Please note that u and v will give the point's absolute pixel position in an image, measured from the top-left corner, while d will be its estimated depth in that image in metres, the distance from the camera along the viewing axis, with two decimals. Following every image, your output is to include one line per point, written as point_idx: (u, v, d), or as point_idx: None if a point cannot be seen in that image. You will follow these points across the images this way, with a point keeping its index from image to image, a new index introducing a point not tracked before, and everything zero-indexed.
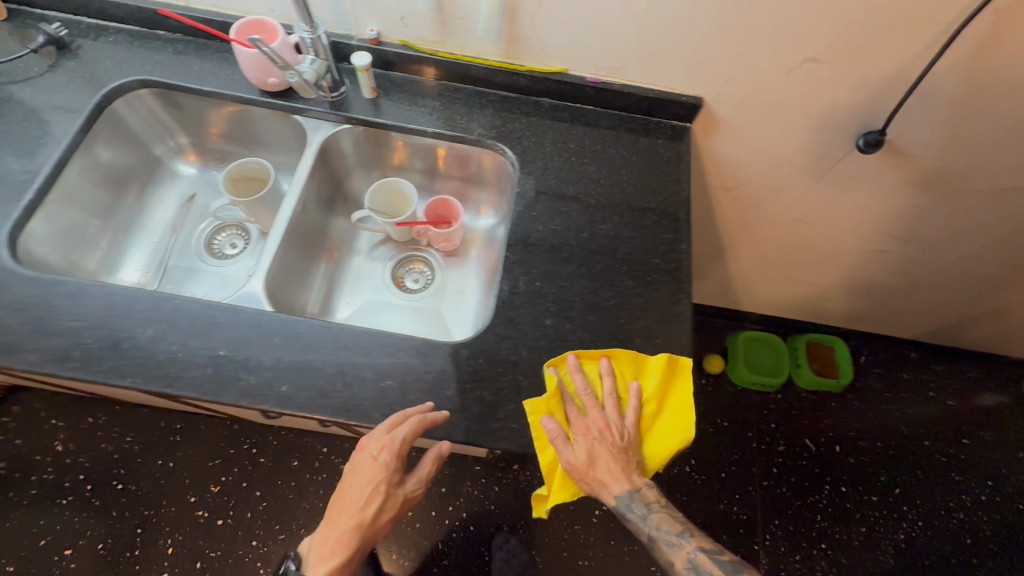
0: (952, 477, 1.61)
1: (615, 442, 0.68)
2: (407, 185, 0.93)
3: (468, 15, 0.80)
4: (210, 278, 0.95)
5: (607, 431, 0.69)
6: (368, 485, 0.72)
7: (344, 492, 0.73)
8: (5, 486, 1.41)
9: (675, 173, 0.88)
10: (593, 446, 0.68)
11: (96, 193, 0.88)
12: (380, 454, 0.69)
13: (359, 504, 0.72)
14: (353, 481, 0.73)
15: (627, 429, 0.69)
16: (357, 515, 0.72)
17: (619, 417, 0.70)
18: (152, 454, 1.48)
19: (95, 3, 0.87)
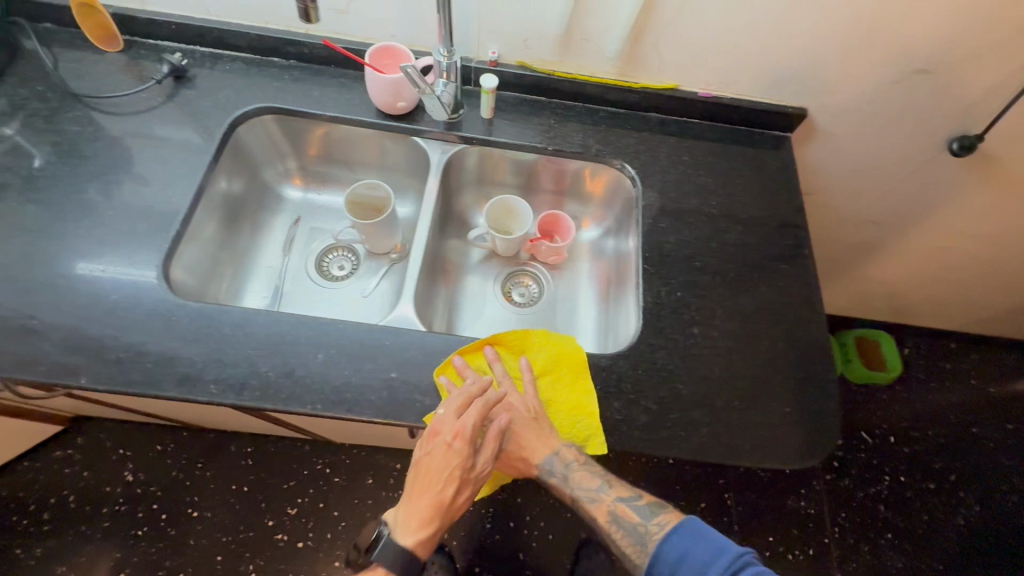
0: (1003, 462, 1.67)
1: (449, 445, 0.68)
2: (520, 203, 0.96)
3: (596, 36, 0.82)
4: (327, 300, 0.95)
5: (454, 438, 0.68)
6: (445, 467, 0.69)
7: (420, 476, 0.71)
8: (75, 520, 1.37)
9: (785, 182, 0.92)
10: (429, 449, 0.69)
11: (219, 220, 0.89)
12: (456, 440, 0.68)
13: (437, 488, 0.69)
14: (428, 466, 0.70)
15: (467, 430, 0.68)
16: (436, 501, 0.69)
17: (460, 423, 0.68)
18: (224, 479, 1.45)
19: (214, 33, 0.88)
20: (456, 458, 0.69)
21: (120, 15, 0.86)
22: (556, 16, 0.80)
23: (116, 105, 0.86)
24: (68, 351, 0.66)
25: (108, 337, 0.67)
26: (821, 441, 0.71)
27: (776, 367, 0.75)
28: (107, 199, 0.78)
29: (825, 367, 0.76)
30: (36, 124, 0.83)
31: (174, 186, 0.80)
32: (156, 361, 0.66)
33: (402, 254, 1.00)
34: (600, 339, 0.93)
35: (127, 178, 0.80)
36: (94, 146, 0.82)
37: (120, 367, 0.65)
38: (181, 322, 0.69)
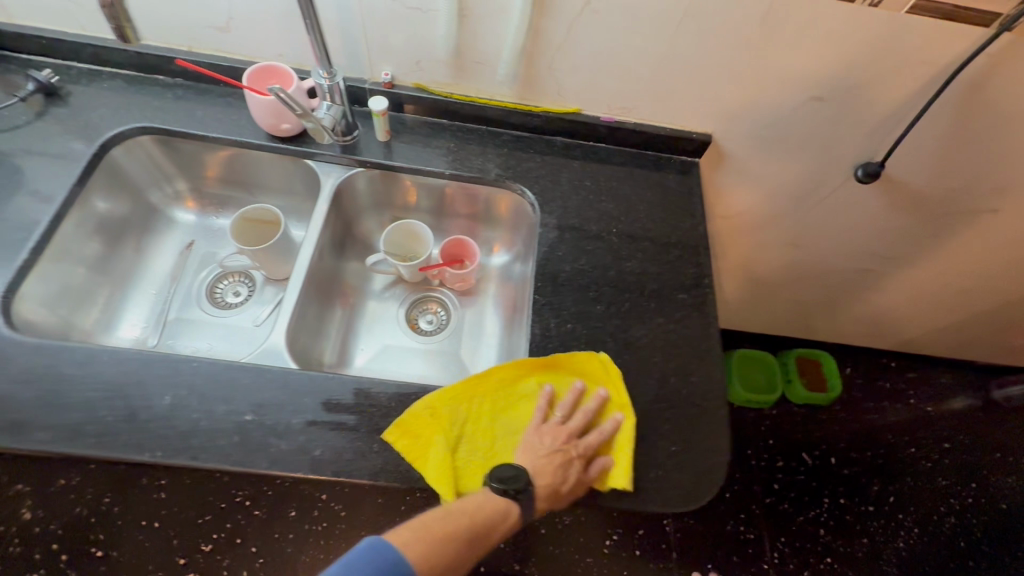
0: (942, 482, 1.67)
1: (566, 455, 0.65)
2: (420, 227, 0.92)
3: (487, 59, 0.80)
4: (215, 330, 0.89)
5: (564, 441, 0.66)
6: (570, 466, 0.64)
7: (531, 461, 0.64)
8: None
9: (691, 208, 0.90)
10: (546, 453, 0.65)
11: (92, 246, 0.83)
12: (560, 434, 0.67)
13: (557, 483, 0.63)
14: (561, 455, 0.65)
15: (586, 444, 0.66)
16: (557, 492, 0.63)
17: (568, 425, 0.68)
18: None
19: (89, 49, 0.83)
20: (580, 459, 0.65)
21: None
22: (443, 38, 0.77)
23: None
24: None
25: None
26: (708, 482, 0.68)
27: (666, 402, 0.73)
28: None
29: (717, 402, 0.73)
30: None
31: (31, 212, 0.75)
32: None
33: None
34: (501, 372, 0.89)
35: None
36: None
37: None
38: (14, 362, 0.63)
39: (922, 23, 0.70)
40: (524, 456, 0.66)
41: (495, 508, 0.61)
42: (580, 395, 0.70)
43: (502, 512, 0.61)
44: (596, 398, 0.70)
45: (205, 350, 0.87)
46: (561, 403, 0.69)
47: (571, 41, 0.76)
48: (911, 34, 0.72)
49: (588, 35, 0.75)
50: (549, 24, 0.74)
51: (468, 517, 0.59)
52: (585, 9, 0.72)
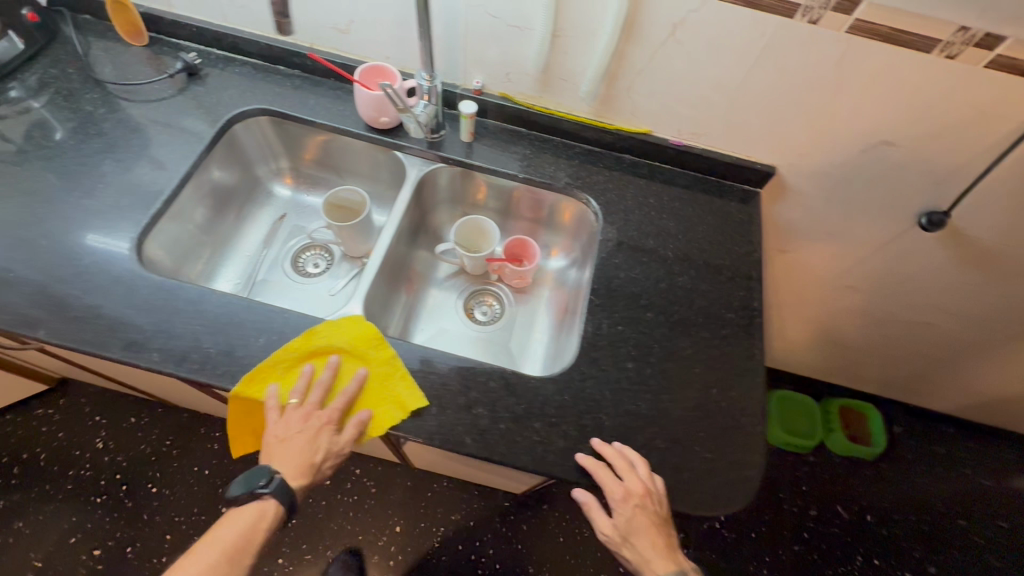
0: (989, 561, 1.57)
1: (311, 429, 0.70)
2: (489, 224, 1.00)
3: (571, 77, 0.87)
4: (296, 294, 1.00)
5: (308, 418, 0.70)
6: (314, 442, 0.69)
7: (281, 449, 0.69)
8: (41, 478, 1.42)
9: (747, 234, 0.94)
10: (290, 428, 0.70)
11: (205, 207, 0.95)
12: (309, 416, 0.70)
13: (310, 460, 0.69)
14: (301, 431, 0.69)
15: (329, 412, 0.71)
16: (314, 466, 0.70)
17: (319, 402, 0.71)
18: (188, 460, 1.49)
19: (228, 38, 0.96)
20: (325, 429, 0.70)
21: (148, 14, 0.95)
22: (534, 55, 0.85)
23: (130, 92, 0.94)
24: (33, 305, 0.71)
25: (71, 297, 0.72)
26: (736, 492, 0.70)
27: (704, 412, 0.76)
28: (100, 175, 0.85)
29: (753, 420, 0.76)
30: (57, 101, 0.91)
31: (164, 170, 0.87)
32: (109, 325, 0.71)
33: None
34: (548, 365, 0.94)
35: (125, 158, 0.87)
36: (101, 127, 0.90)
37: (75, 325, 0.70)
38: (140, 293, 0.74)
39: (1000, 80, 0.72)
40: (274, 444, 0.69)
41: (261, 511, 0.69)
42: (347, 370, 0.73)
43: (257, 512, 0.69)
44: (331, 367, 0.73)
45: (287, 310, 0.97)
46: (305, 384, 0.72)
47: (651, 67, 0.83)
48: (988, 89, 0.74)
49: (668, 63, 0.81)
50: (633, 50, 0.81)
51: (242, 528, 0.68)
52: (669, 39, 0.78)
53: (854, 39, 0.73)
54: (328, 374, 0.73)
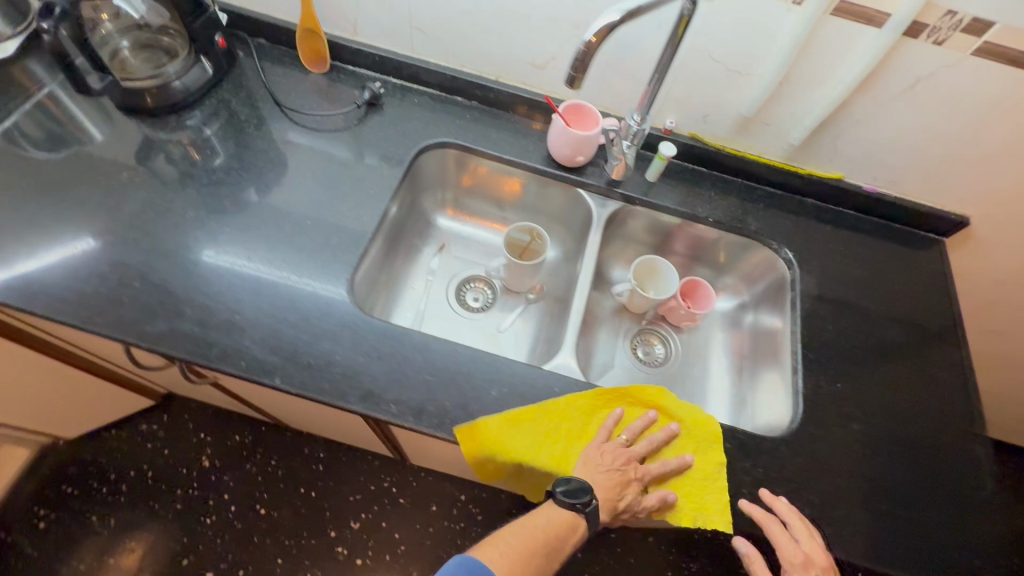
0: None
1: (625, 475, 0.69)
2: (665, 266, 0.98)
3: (779, 123, 0.85)
4: (465, 331, 0.97)
5: (628, 462, 0.71)
6: (625, 489, 0.69)
7: (598, 475, 0.69)
8: (149, 497, 1.40)
9: (939, 286, 0.92)
10: (612, 463, 0.70)
11: (387, 241, 0.94)
12: (632, 471, 0.70)
13: (614, 500, 0.69)
14: (621, 475, 0.69)
15: (646, 469, 0.71)
16: (613, 509, 0.70)
17: (641, 451, 0.72)
18: (294, 481, 1.47)
19: (411, 69, 0.94)
20: (636, 482, 0.70)
21: (333, 42, 0.93)
22: (748, 101, 0.83)
23: (313, 121, 0.92)
24: (265, 351, 0.69)
25: (301, 343, 0.70)
26: (984, 566, 0.69)
27: (936, 479, 0.74)
28: (299, 211, 0.83)
29: (983, 487, 0.74)
30: (244, 130, 0.90)
31: (361, 206, 0.85)
32: (343, 373, 0.69)
33: (538, 296, 1.03)
34: (731, 415, 0.92)
35: (321, 193, 0.85)
36: (291, 159, 0.88)
37: (310, 374, 0.69)
38: (366, 339, 0.72)
39: None
40: (591, 464, 0.70)
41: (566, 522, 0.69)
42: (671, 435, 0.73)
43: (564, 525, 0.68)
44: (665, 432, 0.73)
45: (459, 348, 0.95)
46: (633, 426, 0.73)
47: (873, 117, 0.81)
48: None
49: (894, 115, 0.79)
50: (860, 101, 0.79)
51: (552, 527, 0.68)
52: (905, 92, 0.76)
53: None
54: (659, 439, 0.73)
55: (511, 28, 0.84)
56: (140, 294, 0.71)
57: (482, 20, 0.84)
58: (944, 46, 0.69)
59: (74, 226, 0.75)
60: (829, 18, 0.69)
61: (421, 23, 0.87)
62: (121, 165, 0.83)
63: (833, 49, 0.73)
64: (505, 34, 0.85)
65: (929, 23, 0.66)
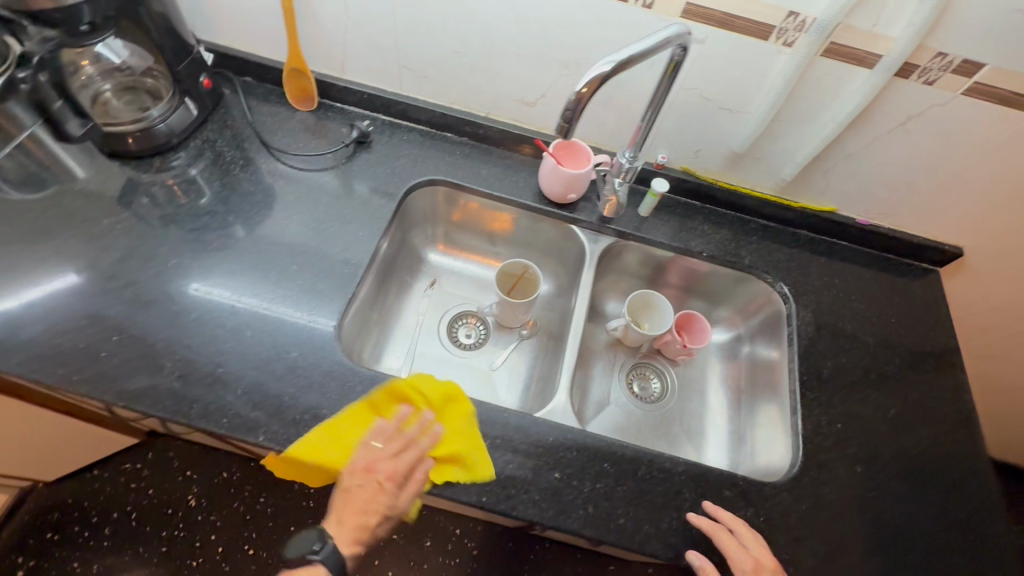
0: None
1: (375, 485, 0.65)
2: (659, 299, 0.97)
3: (771, 158, 0.85)
4: (456, 371, 0.95)
5: (377, 466, 0.66)
6: (375, 504, 0.64)
7: (347, 506, 0.64)
8: (133, 541, 1.35)
9: (937, 318, 0.91)
10: (359, 480, 0.65)
11: (375, 281, 0.92)
12: (387, 477, 0.65)
13: (373, 521, 0.64)
14: (362, 489, 0.65)
15: (397, 468, 0.66)
16: (369, 531, 0.64)
17: (387, 450, 0.67)
18: (284, 520, 1.42)
19: (400, 106, 0.93)
20: (389, 489, 0.65)
21: (320, 81, 0.92)
22: (739, 137, 0.82)
23: (301, 160, 0.91)
24: (250, 406, 0.67)
25: (286, 397, 0.68)
26: None
27: (945, 523, 0.72)
28: (285, 255, 0.80)
29: (995, 530, 0.72)
30: (230, 171, 0.88)
31: (349, 247, 0.83)
32: (331, 428, 0.67)
33: (532, 331, 1.01)
34: (728, 455, 0.90)
35: (307, 235, 0.83)
36: (277, 200, 0.86)
37: (296, 429, 0.66)
38: (354, 390, 0.70)
39: None
40: (344, 495, 0.65)
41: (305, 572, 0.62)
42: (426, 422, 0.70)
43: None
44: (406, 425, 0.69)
45: None
46: (384, 426, 0.68)
47: (864, 153, 0.80)
48: None
49: (886, 150, 0.79)
50: (851, 138, 0.78)
51: None
52: (897, 129, 0.75)
53: None
54: (426, 437, 0.68)
55: (499, 66, 0.83)
56: (119, 348, 0.69)
57: (471, 59, 0.83)
58: (935, 86, 0.68)
59: (54, 276, 0.73)
60: (819, 59, 0.69)
61: (409, 62, 0.86)
62: (101, 211, 0.80)
63: (824, 88, 0.72)
64: (494, 72, 0.84)
65: (920, 64, 0.66)
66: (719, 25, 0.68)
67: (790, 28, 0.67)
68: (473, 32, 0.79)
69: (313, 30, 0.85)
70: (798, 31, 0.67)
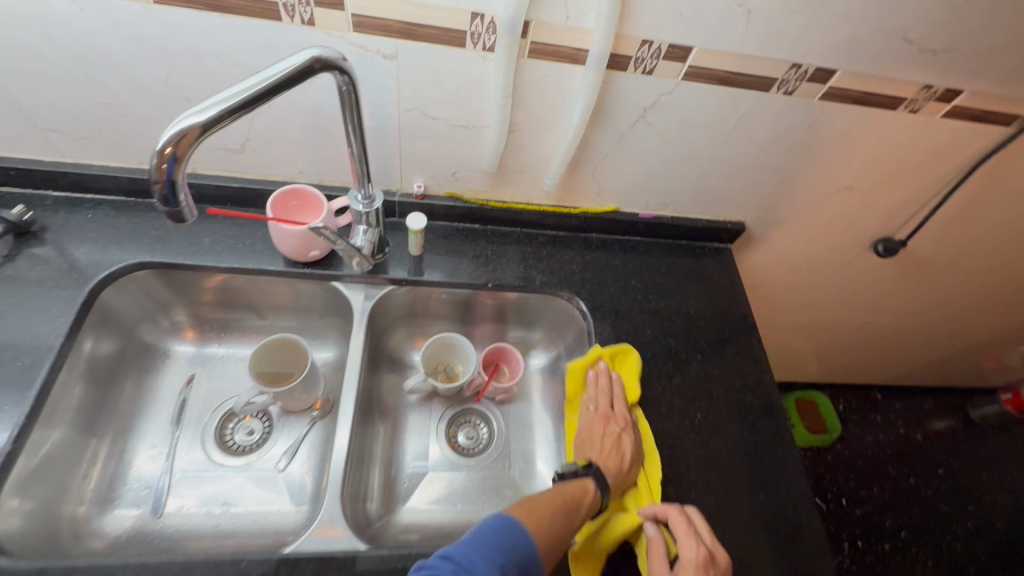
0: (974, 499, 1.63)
1: (617, 431, 0.70)
2: (458, 339, 0.87)
3: (531, 169, 0.76)
4: (230, 488, 0.76)
5: (607, 421, 0.72)
6: (623, 444, 0.69)
7: (589, 448, 0.70)
8: None
9: (735, 297, 0.89)
10: (598, 430, 0.72)
11: (79, 407, 0.70)
12: (620, 425, 0.71)
13: (617, 463, 0.68)
14: (613, 427, 0.71)
15: (625, 416, 0.72)
16: (614, 472, 0.67)
17: (613, 410, 0.73)
18: None
19: (68, 177, 0.72)
20: (626, 431, 0.71)
21: None
22: (486, 152, 0.72)
23: None
24: None
25: None
26: None
27: (762, 523, 0.69)
28: None
29: (811, 517, 0.70)
30: None
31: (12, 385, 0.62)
32: None
33: (325, 411, 0.84)
34: None
35: None
36: None
37: None
38: None
39: (950, 127, 0.74)
40: (586, 439, 0.71)
41: (583, 486, 0.64)
42: (599, 376, 0.76)
43: (580, 491, 0.63)
44: (604, 372, 0.76)
45: (219, 514, 0.74)
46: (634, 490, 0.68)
47: (619, 149, 0.74)
48: (938, 135, 0.76)
49: (637, 145, 0.74)
50: (599, 137, 0.72)
51: None
52: (639, 123, 0.70)
53: (827, 105, 0.69)
54: (614, 382, 0.76)
55: (172, 113, 0.65)
56: None
57: (130, 109, 0.64)
58: (654, 75, 0.63)
59: None
60: (529, 61, 0.60)
61: (53, 124, 0.66)
62: None
63: (550, 92, 0.64)
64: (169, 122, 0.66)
65: (630, 55, 0.60)
66: (404, 36, 0.57)
67: (482, 31, 0.57)
68: (112, 76, 0.60)
69: None
70: (492, 33, 0.57)
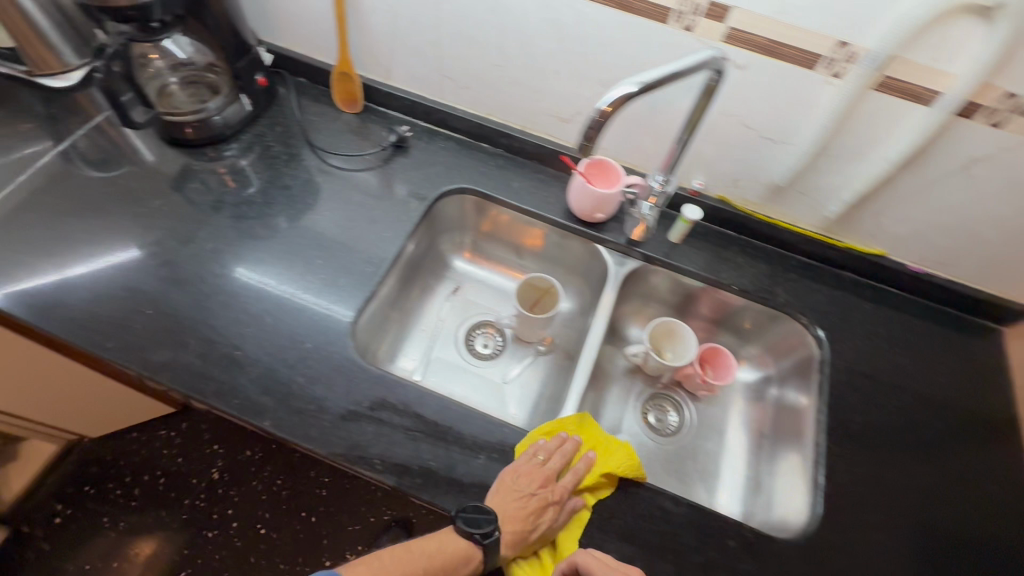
0: None
1: (546, 500, 0.65)
2: (683, 327, 0.93)
3: (816, 193, 0.80)
4: (469, 381, 0.94)
5: (542, 484, 0.65)
6: (544, 516, 0.65)
7: (507, 492, 0.64)
8: (167, 492, 1.37)
9: (995, 382, 0.82)
10: (533, 487, 0.64)
11: (399, 283, 0.92)
12: (552, 500, 0.65)
13: (525, 529, 0.64)
14: (536, 502, 0.64)
15: (564, 487, 0.66)
16: (523, 537, 0.64)
17: (550, 467, 0.67)
18: (191, 467, 1.40)
19: (440, 114, 0.95)
20: (555, 506, 0.65)
21: (367, 85, 0.95)
22: (781, 167, 0.78)
23: (338, 159, 0.93)
24: (260, 390, 0.69)
25: (297, 385, 0.70)
26: None
27: None
28: (309, 249, 0.83)
29: None
30: (272, 163, 0.92)
31: (377, 248, 0.84)
32: (333, 422, 0.68)
33: (549, 348, 1.00)
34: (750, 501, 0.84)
35: (339, 235, 0.85)
36: (314, 196, 0.89)
37: (300, 419, 0.68)
38: (361, 386, 0.71)
39: None
40: (505, 481, 0.65)
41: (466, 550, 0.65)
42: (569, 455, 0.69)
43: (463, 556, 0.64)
44: (584, 460, 0.70)
45: (460, 397, 0.92)
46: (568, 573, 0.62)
47: (920, 194, 0.74)
48: None
49: (944, 194, 0.73)
50: (905, 178, 0.73)
51: None
52: (959, 173, 0.70)
53: None
54: (581, 461, 0.69)
55: (538, 82, 0.83)
56: (150, 320, 0.73)
57: (511, 72, 0.84)
58: (1002, 129, 0.63)
59: (138, 246, 0.79)
60: (872, 92, 0.65)
61: (451, 72, 0.88)
62: (153, 193, 0.85)
63: (877, 124, 0.68)
64: (532, 89, 0.85)
65: (987, 104, 0.61)
66: (763, 51, 0.66)
67: (839, 58, 0.63)
68: (514, 45, 0.79)
69: (363, 37, 0.88)
70: (848, 62, 0.63)
